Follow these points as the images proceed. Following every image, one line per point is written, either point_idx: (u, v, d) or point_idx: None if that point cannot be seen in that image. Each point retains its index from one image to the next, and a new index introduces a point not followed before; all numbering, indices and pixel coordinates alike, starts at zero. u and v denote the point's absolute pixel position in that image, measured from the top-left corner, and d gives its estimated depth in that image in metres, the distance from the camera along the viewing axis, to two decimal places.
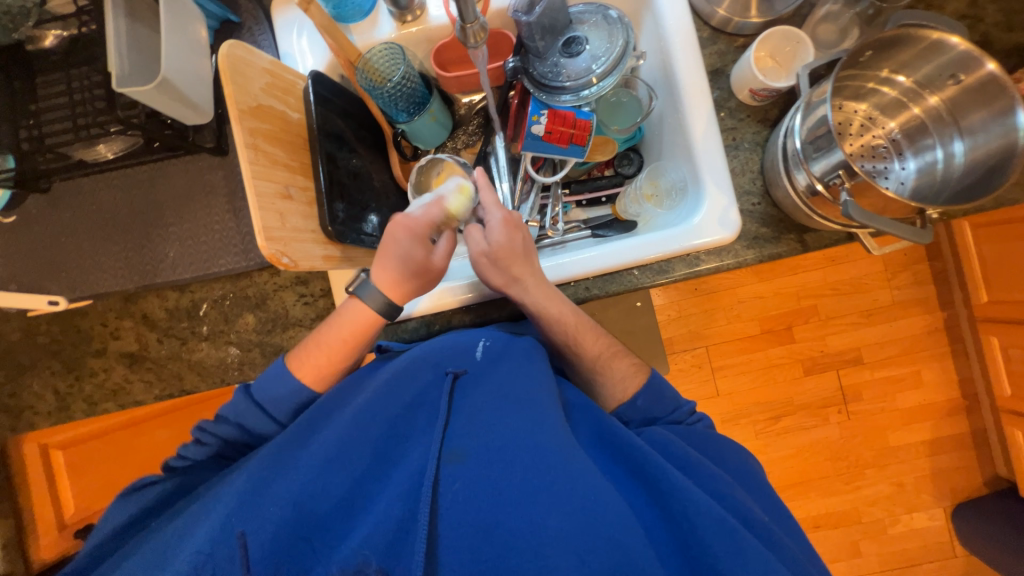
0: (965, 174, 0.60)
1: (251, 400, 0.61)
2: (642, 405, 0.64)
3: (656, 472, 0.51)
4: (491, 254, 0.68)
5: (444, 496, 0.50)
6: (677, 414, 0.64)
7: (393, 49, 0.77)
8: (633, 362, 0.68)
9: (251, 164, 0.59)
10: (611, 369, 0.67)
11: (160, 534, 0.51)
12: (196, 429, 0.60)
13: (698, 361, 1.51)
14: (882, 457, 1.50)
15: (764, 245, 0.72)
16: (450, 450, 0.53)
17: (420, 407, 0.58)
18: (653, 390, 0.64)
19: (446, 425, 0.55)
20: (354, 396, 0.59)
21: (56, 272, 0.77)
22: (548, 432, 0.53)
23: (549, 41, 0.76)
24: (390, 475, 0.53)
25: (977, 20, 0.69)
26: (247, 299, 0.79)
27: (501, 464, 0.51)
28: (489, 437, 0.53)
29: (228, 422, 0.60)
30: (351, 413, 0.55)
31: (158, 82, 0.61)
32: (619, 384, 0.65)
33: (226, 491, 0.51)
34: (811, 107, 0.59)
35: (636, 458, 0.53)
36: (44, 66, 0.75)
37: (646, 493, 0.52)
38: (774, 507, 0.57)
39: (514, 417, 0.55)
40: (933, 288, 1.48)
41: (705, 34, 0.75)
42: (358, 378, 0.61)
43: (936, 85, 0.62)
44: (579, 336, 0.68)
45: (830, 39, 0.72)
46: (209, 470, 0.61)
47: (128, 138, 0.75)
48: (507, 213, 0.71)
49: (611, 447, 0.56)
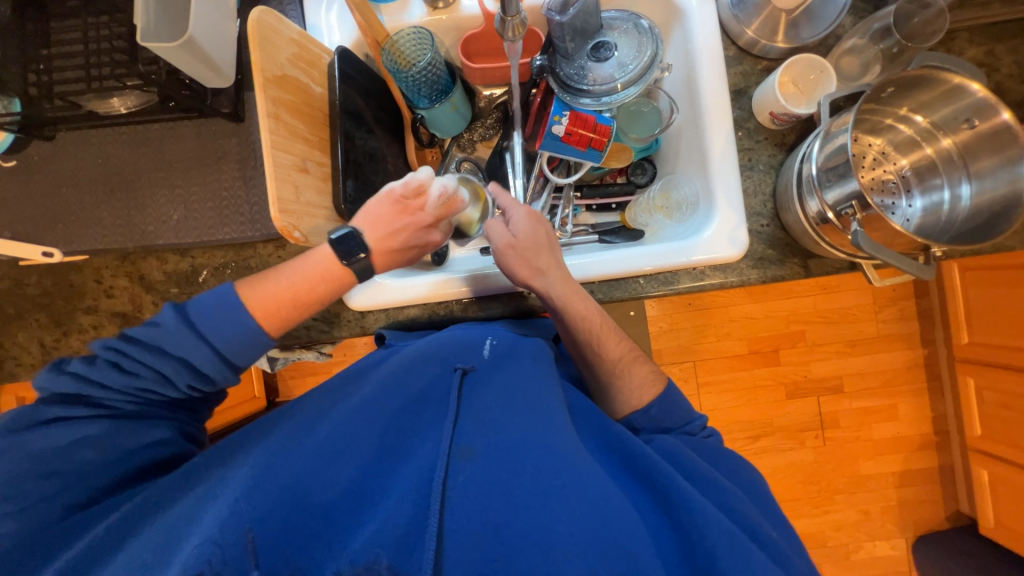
0: (969, 217, 0.62)
1: (197, 332, 0.54)
2: (656, 415, 0.65)
3: (664, 480, 0.52)
4: (517, 247, 0.68)
5: (454, 494, 0.50)
6: (690, 427, 0.66)
7: (421, 34, 0.76)
8: (651, 370, 0.68)
9: (271, 133, 0.58)
10: (630, 373, 0.67)
11: (162, 520, 0.49)
12: (112, 352, 0.53)
13: (685, 375, 1.53)
14: (852, 485, 1.54)
15: (768, 266, 0.73)
16: (459, 448, 0.53)
17: (427, 401, 0.59)
18: (667, 401, 0.66)
19: (456, 421, 0.56)
20: (364, 384, 0.60)
21: (53, 223, 0.76)
22: (555, 435, 0.54)
23: (578, 43, 0.76)
24: (398, 470, 0.53)
25: (992, 69, 0.71)
26: (248, 270, 0.78)
27: (511, 465, 0.52)
28: (499, 437, 0.54)
29: (166, 356, 0.54)
30: (360, 404, 0.56)
31: (183, 41, 0.60)
32: (636, 391, 0.66)
33: (230, 477, 0.51)
34: (831, 135, 0.60)
35: (644, 467, 0.54)
36: (60, 11, 0.73)
37: (655, 501, 0.53)
38: (779, 520, 0.59)
39: (522, 419, 0.56)
40: (917, 325, 1.52)
41: (731, 53, 0.76)
42: (364, 372, 0.64)
43: (950, 128, 0.64)
44: (602, 337, 0.67)
45: (853, 71, 0.73)
46: (145, 412, 0.55)
47: (143, 95, 0.74)
48: (529, 209, 0.72)
49: (619, 458, 0.57)
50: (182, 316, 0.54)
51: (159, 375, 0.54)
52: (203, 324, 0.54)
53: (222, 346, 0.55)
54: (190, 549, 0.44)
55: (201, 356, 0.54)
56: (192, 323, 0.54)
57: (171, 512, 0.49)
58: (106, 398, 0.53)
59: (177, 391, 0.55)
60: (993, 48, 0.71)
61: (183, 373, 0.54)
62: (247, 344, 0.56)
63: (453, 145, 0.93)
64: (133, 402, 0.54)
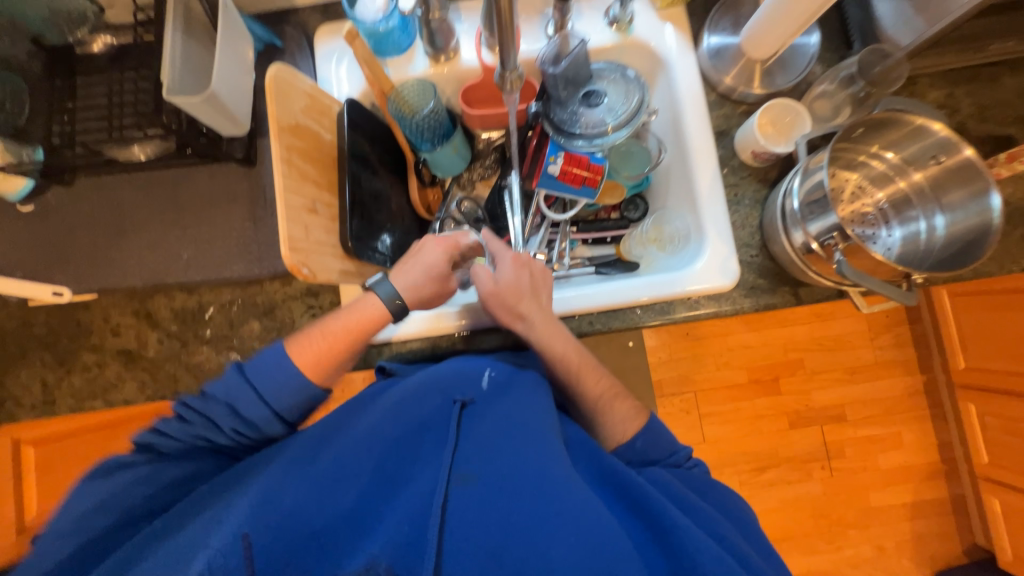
0: (947, 246, 0.65)
1: (251, 384, 0.58)
2: (640, 447, 0.64)
3: (657, 509, 0.52)
4: (499, 294, 0.69)
5: (452, 519, 0.51)
6: (675, 459, 0.65)
7: (424, 85, 0.81)
8: (634, 405, 0.68)
9: (284, 178, 0.62)
10: (612, 410, 0.67)
11: (164, 548, 0.49)
12: (179, 404, 0.58)
13: (686, 406, 1.53)
14: (863, 518, 1.50)
15: (760, 295, 0.76)
16: (458, 474, 0.53)
17: (426, 431, 0.58)
18: (651, 433, 0.65)
19: (457, 449, 0.56)
20: (360, 416, 0.59)
21: (65, 264, 0.78)
22: (553, 466, 0.53)
23: (570, 91, 0.82)
24: (396, 494, 0.54)
25: (953, 110, 0.77)
26: (255, 307, 0.80)
27: (510, 491, 0.52)
28: (498, 464, 0.54)
29: (217, 404, 0.58)
30: (362, 432, 0.56)
31: (206, 96, 0.65)
32: (619, 425, 0.66)
33: (235, 500, 0.51)
34: (810, 171, 0.64)
35: (637, 497, 0.54)
36: (87, 68, 0.78)
37: (648, 530, 0.53)
38: (770, 556, 0.58)
39: (520, 450, 0.55)
40: (913, 351, 1.54)
41: (712, 98, 0.82)
42: (362, 399, 0.63)
43: (919, 164, 0.69)
44: (581, 374, 0.68)
45: (825, 113, 0.78)
46: (191, 456, 0.59)
47: (162, 143, 0.77)
48: (515, 253, 0.72)
49: (614, 486, 0.56)
50: (239, 371, 0.59)
51: (209, 421, 0.58)
52: (255, 376, 0.59)
53: (266, 393, 0.58)
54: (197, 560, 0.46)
55: (248, 401, 0.58)
56: (245, 373, 0.59)
57: (173, 542, 0.49)
58: (163, 445, 0.57)
59: (224, 437, 0.59)
60: (951, 91, 0.77)
61: (228, 417, 0.58)
62: (290, 390, 0.59)
63: (455, 184, 0.96)
64: (184, 449, 0.58)
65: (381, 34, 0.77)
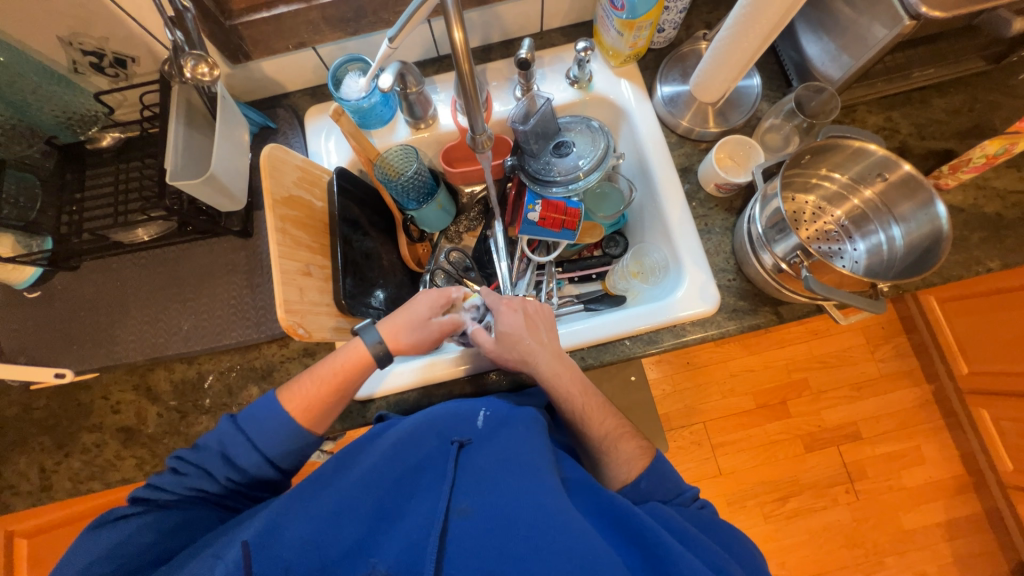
0: (907, 254, 0.69)
1: (243, 430, 0.61)
2: (646, 488, 0.64)
3: (654, 537, 0.53)
4: (500, 343, 0.71)
5: (451, 548, 0.53)
6: (681, 500, 0.64)
7: (407, 150, 0.89)
8: (640, 444, 0.68)
9: (279, 245, 0.66)
10: (616, 450, 0.67)
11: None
12: (174, 458, 0.60)
13: (696, 438, 1.50)
14: (899, 543, 1.43)
15: (743, 316, 0.78)
16: (457, 506, 0.55)
17: (425, 470, 0.60)
18: (657, 472, 0.65)
19: (453, 485, 0.58)
20: (362, 455, 0.61)
21: (69, 346, 0.80)
22: (546, 497, 0.55)
23: (542, 144, 0.89)
24: (394, 528, 0.54)
25: (894, 131, 0.84)
26: (253, 372, 0.81)
27: (506, 522, 0.53)
28: (494, 499, 0.56)
29: (209, 451, 0.60)
30: (358, 475, 0.57)
31: (206, 177, 0.70)
32: (624, 465, 0.65)
33: (225, 538, 0.52)
34: (768, 198, 0.69)
35: (633, 524, 0.55)
36: (95, 162, 0.85)
37: (644, 559, 0.53)
38: None
39: (515, 483, 0.57)
40: (915, 360, 1.53)
41: (673, 139, 0.89)
42: (359, 442, 0.63)
43: (868, 181, 0.74)
44: (588, 416, 0.69)
45: (776, 144, 0.85)
46: (187, 508, 0.59)
47: (164, 223, 0.82)
48: (506, 299, 0.76)
49: (612, 518, 0.57)
50: (234, 422, 0.62)
51: (203, 471, 0.60)
52: (246, 422, 0.61)
53: (258, 438, 0.61)
54: None
55: (239, 447, 0.60)
56: (238, 421, 0.62)
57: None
58: (160, 496, 0.58)
59: (217, 484, 0.61)
60: (890, 115, 0.85)
61: (220, 464, 0.60)
62: (280, 434, 0.61)
63: (442, 237, 1.02)
64: (182, 499, 0.59)
65: (364, 109, 0.85)
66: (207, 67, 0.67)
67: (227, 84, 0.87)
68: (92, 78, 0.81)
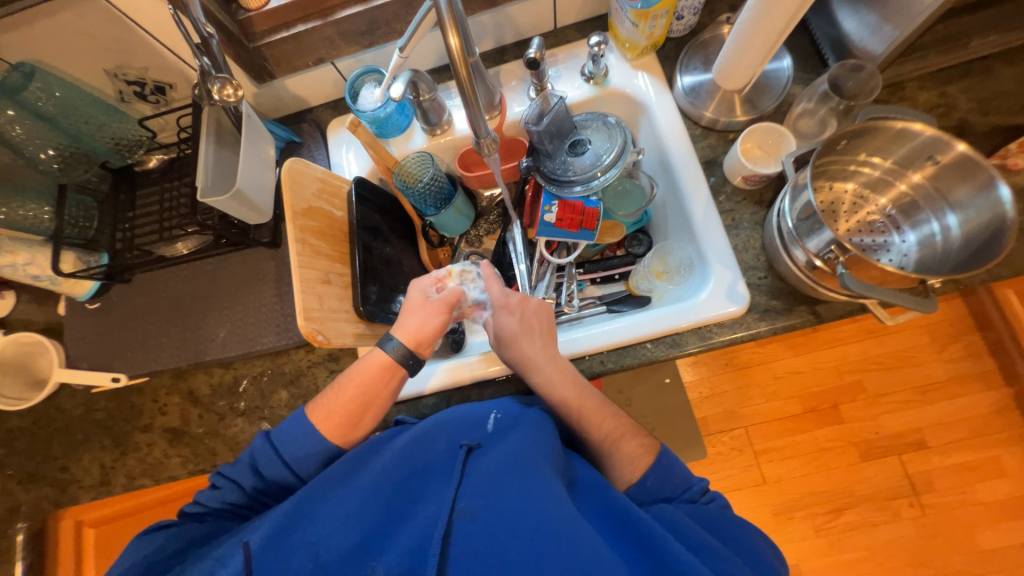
0: (964, 245, 0.62)
1: (275, 445, 0.63)
2: (652, 486, 0.61)
3: (661, 546, 0.51)
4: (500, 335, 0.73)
5: (453, 551, 0.53)
6: (689, 494, 0.61)
7: (423, 156, 0.90)
8: (642, 442, 0.65)
9: (298, 255, 0.69)
10: (618, 451, 0.65)
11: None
12: (215, 473, 0.63)
13: (737, 444, 1.42)
14: (974, 563, 1.29)
15: (775, 317, 0.73)
16: (460, 508, 0.56)
17: (432, 472, 0.61)
18: (662, 469, 0.62)
19: (460, 487, 0.58)
20: (371, 457, 0.62)
21: (123, 353, 0.88)
22: (552, 501, 0.54)
23: (557, 144, 0.87)
24: (401, 528, 0.55)
25: (950, 108, 0.75)
26: (283, 376, 0.85)
27: (510, 527, 0.53)
28: (499, 502, 0.55)
29: (242, 465, 0.63)
30: (368, 475, 0.59)
31: (233, 193, 0.74)
32: (627, 465, 0.63)
33: (242, 537, 0.55)
34: (799, 189, 0.64)
35: (642, 532, 0.53)
36: (143, 181, 0.92)
37: (650, 565, 0.51)
38: None
39: (521, 486, 0.56)
40: (991, 361, 1.37)
41: (696, 131, 0.84)
42: (372, 443, 0.63)
43: (917, 165, 0.67)
44: (583, 419, 0.68)
45: (810, 131, 0.78)
46: (217, 518, 0.62)
47: (201, 237, 0.88)
48: (512, 295, 0.75)
49: (621, 525, 0.56)
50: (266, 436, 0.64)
51: (235, 484, 0.63)
52: (277, 437, 0.64)
53: (289, 455, 0.63)
54: None
55: (268, 460, 0.63)
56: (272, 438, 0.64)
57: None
58: (195, 508, 0.61)
59: (245, 496, 0.63)
60: (945, 91, 0.76)
61: (249, 476, 0.63)
62: (309, 453, 0.64)
63: (462, 241, 1.02)
64: (213, 510, 0.62)
65: (381, 119, 0.86)
66: (232, 89, 0.72)
67: (254, 103, 0.92)
68: (137, 105, 0.89)
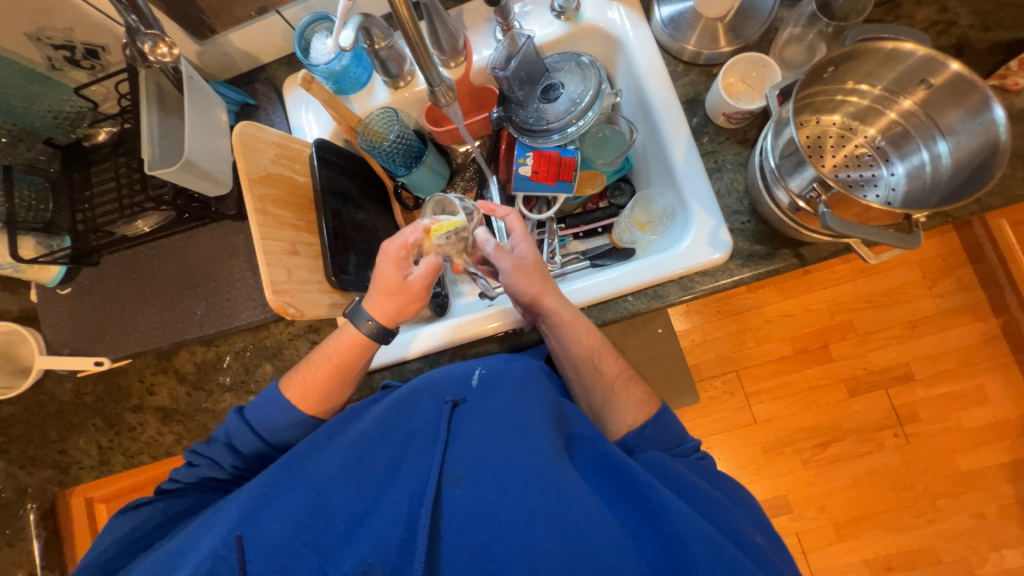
0: (953, 174, 0.59)
1: (248, 422, 0.66)
2: (650, 435, 0.65)
3: (647, 490, 0.53)
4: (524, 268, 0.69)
5: (442, 511, 0.53)
6: (681, 450, 0.65)
7: (388, 112, 0.85)
8: (645, 391, 0.69)
9: (260, 227, 0.65)
10: (624, 393, 0.68)
11: (160, 551, 0.55)
12: (190, 452, 0.66)
13: (729, 388, 1.45)
14: (954, 485, 1.34)
15: (757, 263, 0.71)
16: (447, 469, 0.56)
17: (419, 432, 0.60)
18: (661, 422, 0.65)
19: (447, 445, 0.58)
20: (356, 421, 0.62)
21: (101, 337, 0.86)
22: (539, 455, 0.55)
23: (527, 90, 0.82)
24: (389, 490, 0.56)
25: (950, 24, 0.69)
26: (265, 350, 0.85)
27: (496, 484, 0.54)
28: (485, 459, 0.56)
29: (215, 443, 0.66)
30: (353, 440, 0.59)
31: (182, 163, 0.70)
32: (630, 410, 0.66)
33: (230, 506, 0.56)
34: (782, 123, 0.60)
35: (627, 477, 0.55)
36: (97, 157, 0.86)
37: (635, 509, 0.54)
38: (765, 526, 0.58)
39: (506, 443, 0.57)
40: (982, 293, 1.37)
41: (677, 68, 0.79)
42: (356, 408, 0.65)
43: (907, 91, 0.63)
44: (602, 355, 0.69)
45: (798, 59, 0.73)
46: (198, 491, 0.65)
47: (162, 213, 0.84)
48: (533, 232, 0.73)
49: (607, 472, 0.58)
50: (240, 416, 0.67)
51: (213, 461, 0.66)
52: (253, 417, 0.66)
53: (263, 430, 0.66)
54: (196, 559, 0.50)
55: (242, 436, 0.65)
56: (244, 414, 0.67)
57: (166, 547, 0.55)
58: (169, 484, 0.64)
59: (223, 472, 0.66)
60: (946, 5, 0.70)
61: (225, 454, 0.66)
62: (281, 424, 0.66)
63: None
64: (191, 485, 0.65)
65: (337, 73, 0.81)
66: (166, 48, 0.66)
67: (199, 62, 0.85)
68: (71, 73, 0.82)
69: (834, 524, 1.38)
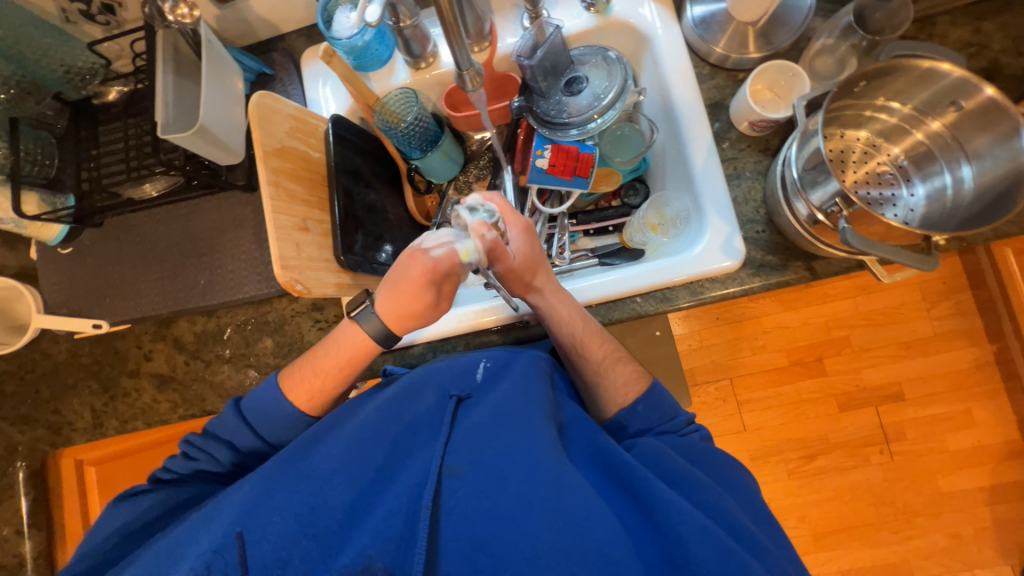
0: (975, 200, 0.59)
1: (247, 418, 0.66)
2: (642, 411, 0.66)
3: (642, 484, 0.54)
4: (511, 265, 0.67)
5: (444, 504, 0.54)
6: (674, 424, 0.65)
7: (406, 94, 0.83)
8: (635, 369, 0.69)
9: (272, 200, 0.64)
10: (613, 373, 0.68)
11: (161, 542, 0.55)
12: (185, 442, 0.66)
13: (722, 395, 1.46)
14: (934, 505, 1.36)
15: (769, 273, 0.71)
16: (449, 463, 0.56)
17: (421, 425, 0.61)
18: (652, 398, 0.67)
19: (449, 439, 0.58)
20: (355, 413, 0.62)
21: (100, 299, 0.85)
22: (541, 449, 0.55)
23: (551, 81, 0.80)
24: (391, 485, 0.56)
25: (983, 47, 0.69)
26: (266, 324, 0.84)
27: (496, 480, 0.54)
28: (487, 453, 0.56)
29: (217, 439, 0.66)
30: (354, 430, 0.59)
31: (195, 129, 0.68)
32: (620, 389, 0.68)
33: (230, 499, 0.55)
34: (808, 135, 0.59)
35: (625, 475, 0.55)
36: (105, 116, 0.84)
37: (634, 508, 0.54)
38: (760, 513, 0.59)
39: (509, 438, 0.57)
40: (979, 319, 1.38)
41: (704, 70, 0.78)
42: (356, 402, 0.64)
43: (937, 112, 0.62)
44: (584, 340, 0.68)
45: (828, 70, 0.72)
46: (194, 482, 0.65)
47: (170, 178, 0.83)
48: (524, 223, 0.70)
49: (608, 471, 0.58)
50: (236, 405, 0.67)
51: (209, 455, 0.66)
52: (250, 411, 0.66)
53: (261, 429, 0.66)
54: (196, 552, 0.50)
55: (239, 431, 0.65)
56: (242, 410, 0.67)
57: (167, 539, 0.55)
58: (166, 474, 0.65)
59: (221, 466, 0.66)
60: (979, 27, 0.69)
61: (224, 450, 0.66)
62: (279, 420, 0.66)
63: (450, 188, 0.96)
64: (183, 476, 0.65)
65: (359, 48, 0.79)
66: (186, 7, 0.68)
67: (218, 27, 0.84)
68: (85, 27, 0.83)
69: (813, 535, 1.40)
